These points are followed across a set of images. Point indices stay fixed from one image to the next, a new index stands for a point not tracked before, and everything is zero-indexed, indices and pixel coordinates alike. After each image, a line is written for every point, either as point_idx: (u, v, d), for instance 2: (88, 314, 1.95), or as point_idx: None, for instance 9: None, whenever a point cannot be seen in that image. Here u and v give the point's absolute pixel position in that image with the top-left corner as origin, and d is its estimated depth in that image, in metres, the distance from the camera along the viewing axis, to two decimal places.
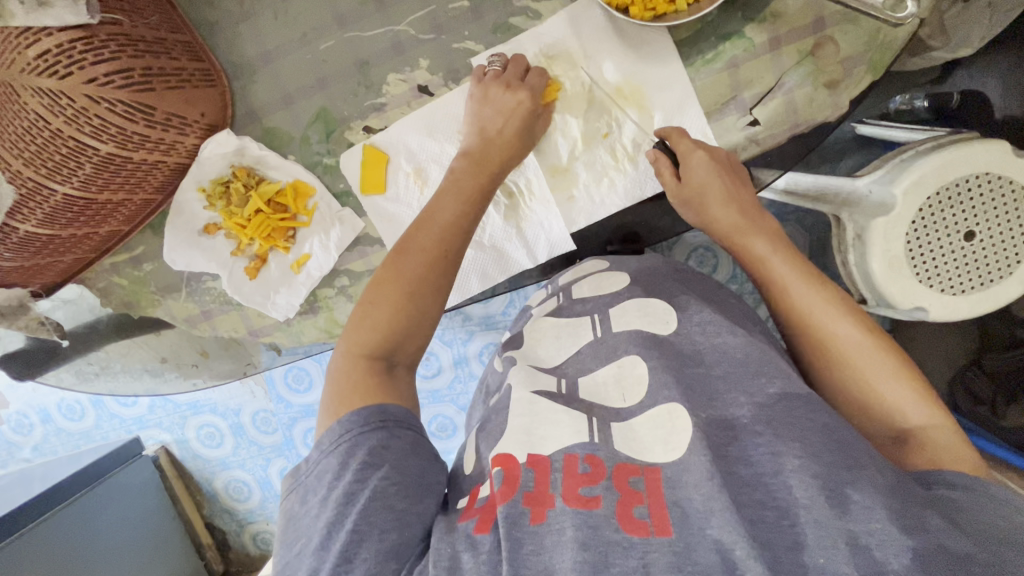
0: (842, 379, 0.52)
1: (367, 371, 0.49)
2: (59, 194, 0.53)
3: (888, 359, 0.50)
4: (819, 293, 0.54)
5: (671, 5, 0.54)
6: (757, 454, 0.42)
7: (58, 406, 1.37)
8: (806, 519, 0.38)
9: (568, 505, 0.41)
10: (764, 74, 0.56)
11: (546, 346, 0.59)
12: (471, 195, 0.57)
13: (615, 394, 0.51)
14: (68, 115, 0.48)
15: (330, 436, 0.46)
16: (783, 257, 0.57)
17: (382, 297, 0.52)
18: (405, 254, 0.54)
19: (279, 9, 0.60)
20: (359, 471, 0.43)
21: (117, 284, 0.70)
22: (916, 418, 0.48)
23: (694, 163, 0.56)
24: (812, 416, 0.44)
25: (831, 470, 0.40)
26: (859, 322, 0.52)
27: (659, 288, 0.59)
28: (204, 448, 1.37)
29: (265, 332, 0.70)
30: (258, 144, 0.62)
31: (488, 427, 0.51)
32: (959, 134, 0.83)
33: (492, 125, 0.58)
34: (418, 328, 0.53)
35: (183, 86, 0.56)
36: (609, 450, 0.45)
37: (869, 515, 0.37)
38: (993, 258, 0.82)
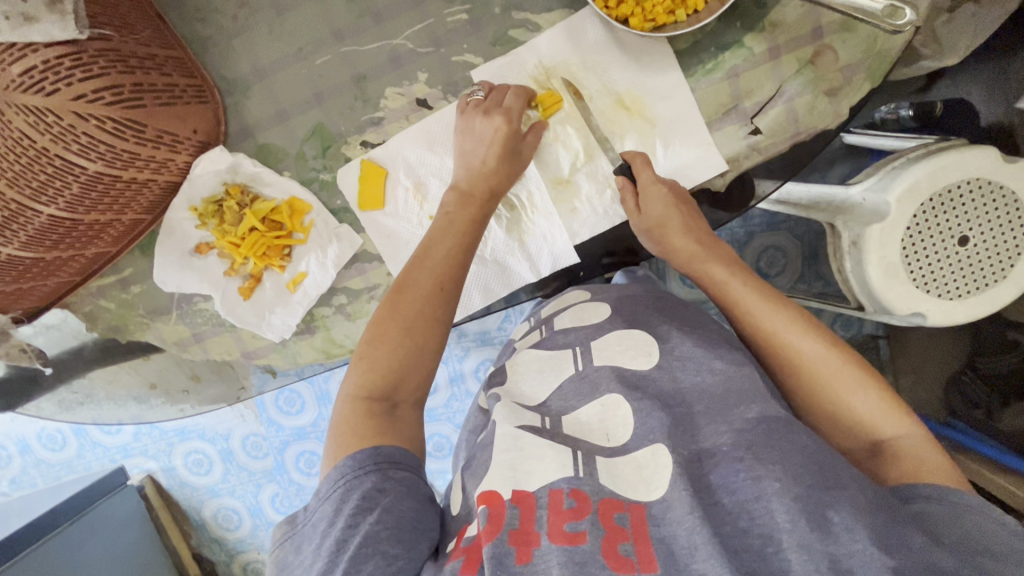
0: (813, 396, 0.52)
1: (366, 413, 0.48)
2: (44, 215, 0.51)
3: (856, 372, 0.50)
4: (781, 311, 0.54)
5: (671, 16, 0.54)
6: (736, 480, 0.41)
7: (38, 436, 1.33)
8: (789, 544, 0.37)
9: (554, 544, 0.39)
10: (763, 83, 0.56)
11: (529, 381, 0.56)
12: (466, 226, 0.57)
13: (599, 434, 0.48)
14: (54, 133, 0.46)
15: (326, 482, 0.45)
16: (741, 280, 0.57)
17: (382, 337, 0.51)
18: (404, 292, 0.53)
19: (273, 24, 0.58)
20: (351, 516, 0.42)
21: (103, 308, 0.67)
22: (887, 428, 0.49)
23: (648, 189, 0.57)
24: (794, 439, 0.42)
25: (811, 492, 0.39)
26: (822, 337, 0.53)
27: (639, 318, 0.57)
28: (191, 476, 1.32)
29: (260, 354, 0.68)
30: (252, 160, 0.61)
31: (474, 464, 0.48)
32: (949, 141, 0.84)
33: (475, 154, 0.58)
34: (417, 363, 0.51)
35: (175, 102, 0.54)
36: (594, 485, 0.43)
37: (851, 535, 0.36)
38: (988, 262, 0.82)
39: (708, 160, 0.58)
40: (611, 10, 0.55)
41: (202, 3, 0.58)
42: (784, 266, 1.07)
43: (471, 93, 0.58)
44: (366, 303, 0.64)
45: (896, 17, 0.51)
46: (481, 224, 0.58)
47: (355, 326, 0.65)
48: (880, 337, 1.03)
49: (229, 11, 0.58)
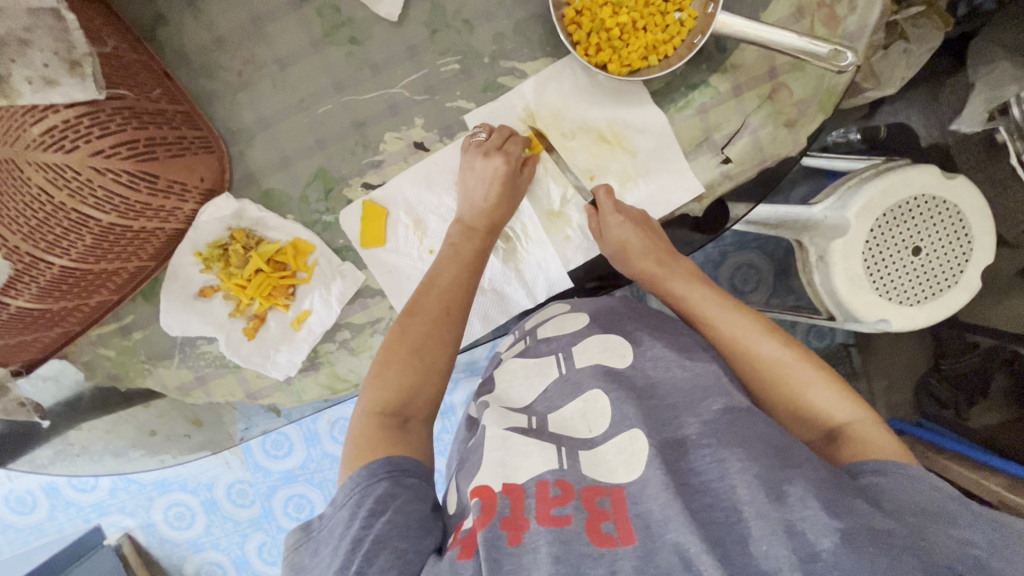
0: (773, 392, 0.56)
1: (379, 428, 0.50)
2: (56, 267, 0.52)
3: (809, 368, 0.55)
4: (738, 316, 0.59)
5: (645, 61, 0.60)
6: (704, 463, 0.45)
7: (6, 499, 1.27)
8: (750, 513, 0.40)
9: (541, 526, 0.41)
10: (730, 117, 0.62)
11: (518, 387, 0.59)
12: (472, 256, 0.61)
13: (582, 427, 0.51)
14: (71, 188, 0.48)
15: (342, 491, 0.46)
16: (702, 290, 0.62)
17: (391, 360, 0.53)
18: (413, 317, 0.56)
19: (276, 77, 0.62)
20: (366, 517, 0.43)
21: (103, 356, 0.68)
22: (841, 415, 0.53)
23: (611, 222, 0.62)
24: (754, 426, 0.46)
25: (768, 469, 0.42)
26: (777, 338, 0.57)
27: (615, 324, 0.60)
28: (172, 531, 1.27)
29: (265, 393, 0.69)
30: (256, 206, 0.63)
31: (465, 466, 0.50)
32: (895, 161, 0.92)
33: (476, 191, 0.62)
34: (426, 385, 0.54)
35: (184, 154, 0.57)
36: (577, 475, 0.46)
37: (803, 504, 0.40)
38: (941, 269, 0.89)
39: (686, 183, 0.63)
40: (591, 58, 0.60)
41: (207, 60, 0.61)
42: (759, 282, 1.13)
43: (473, 134, 0.62)
44: (369, 337, 0.67)
45: (839, 59, 0.57)
46: (484, 254, 0.61)
47: (359, 359, 0.67)
48: (850, 344, 1.12)
49: (234, 67, 0.61)
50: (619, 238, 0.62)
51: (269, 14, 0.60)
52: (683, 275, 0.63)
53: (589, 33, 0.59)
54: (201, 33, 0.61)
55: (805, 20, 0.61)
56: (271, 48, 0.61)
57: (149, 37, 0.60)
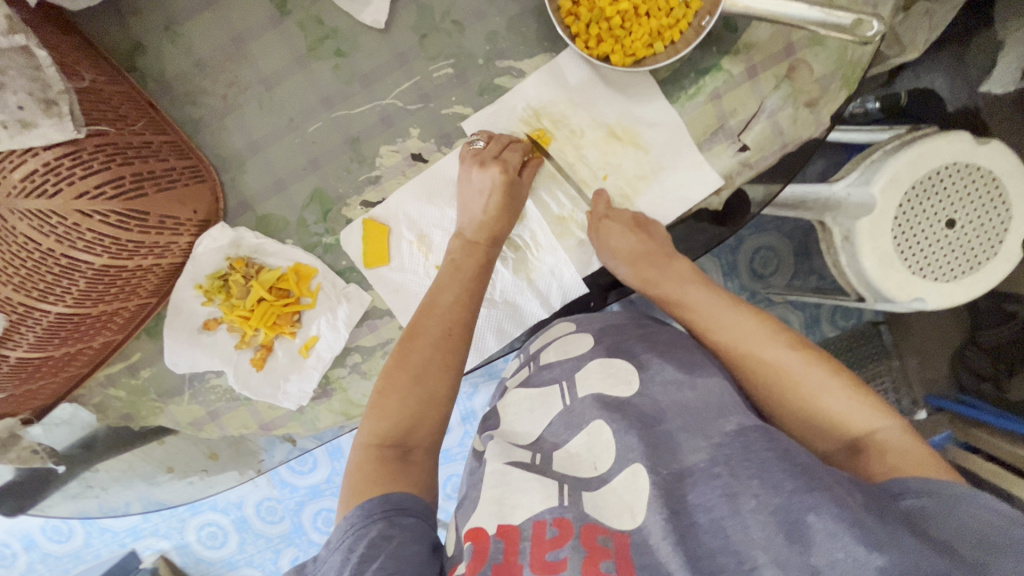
0: (786, 402, 0.52)
1: (377, 461, 0.46)
2: (52, 314, 0.50)
3: (822, 372, 0.51)
4: (741, 321, 0.56)
5: (650, 49, 0.56)
6: (712, 497, 0.41)
7: (43, 529, 1.28)
8: (764, 562, 0.36)
9: (535, 575, 0.39)
10: (746, 102, 0.58)
11: (523, 421, 0.55)
12: (473, 272, 0.57)
13: (586, 465, 0.47)
14: (58, 233, 0.46)
15: (337, 532, 0.43)
16: (705, 296, 0.59)
17: (391, 388, 0.50)
18: (413, 340, 0.53)
19: (262, 98, 0.59)
20: (358, 564, 0.40)
21: (113, 397, 0.66)
22: (861, 425, 0.48)
23: (606, 228, 0.60)
24: (770, 446, 0.42)
25: (792, 498, 0.38)
26: (785, 342, 0.54)
27: (622, 347, 0.57)
28: (206, 551, 1.28)
29: (279, 423, 0.67)
30: (254, 233, 0.61)
31: (465, 503, 0.48)
32: (921, 129, 0.87)
33: (474, 204, 0.58)
34: (431, 412, 0.50)
35: (174, 185, 0.54)
36: (578, 511, 0.42)
37: (834, 543, 0.35)
38: (978, 240, 0.84)
39: (703, 177, 0.59)
40: (592, 50, 0.56)
41: (190, 86, 0.59)
42: (778, 265, 1.08)
43: (471, 143, 0.59)
44: (380, 360, 0.64)
45: (864, 28, 0.52)
46: (485, 270, 0.58)
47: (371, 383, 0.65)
48: (880, 323, 1.03)
49: (218, 90, 0.59)
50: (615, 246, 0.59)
51: (250, 31, 0.57)
52: (682, 278, 0.60)
53: (588, 24, 0.55)
54: (182, 57, 0.58)
55: None
56: (255, 68, 0.58)
57: (129, 67, 0.58)
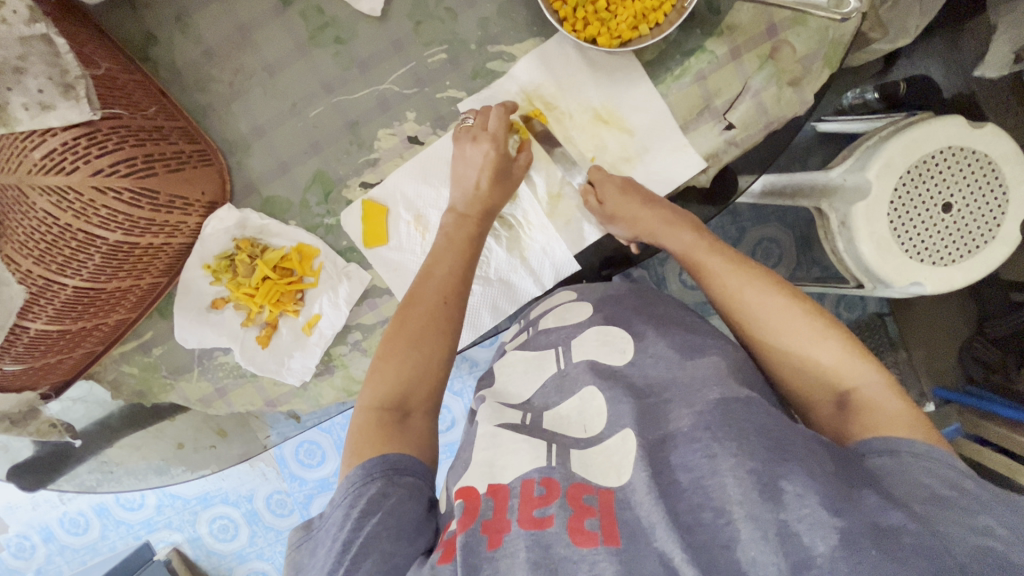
0: (778, 356, 0.54)
1: (378, 423, 0.49)
2: (69, 287, 0.53)
3: (818, 331, 0.52)
4: (743, 279, 0.56)
5: (635, 31, 0.58)
6: (693, 459, 0.41)
7: (60, 522, 1.32)
8: (739, 515, 0.37)
9: (521, 529, 0.40)
10: (730, 82, 0.60)
11: (515, 381, 0.58)
12: (466, 242, 0.60)
13: (577, 426, 0.49)
14: (76, 209, 0.49)
15: (339, 489, 0.45)
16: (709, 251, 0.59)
17: (391, 352, 0.53)
18: (412, 305, 0.55)
19: (267, 85, 0.62)
20: (358, 519, 0.42)
21: (127, 373, 0.69)
22: (848, 382, 0.50)
23: (608, 193, 0.61)
24: (750, 418, 0.43)
25: (766, 466, 0.39)
26: (786, 297, 0.54)
27: (620, 318, 0.59)
28: (218, 543, 1.30)
29: (283, 400, 0.70)
30: (259, 214, 0.64)
31: (456, 464, 0.50)
32: (916, 115, 0.88)
33: (467, 178, 0.61)
34: (428, 375, 0.53)
35: (183, 168, 0.57)
36: (565, 471, 0.44)
37: (801, 502, 0.37)
38: (974, 224, 0.84)
39: (687, 160, 0.62)
40: (580, 33, 0.58)
41: (199, 75, 0.62)
42: (779, 257, 1.09)
43: (462, 121, 0.61)
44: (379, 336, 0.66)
45: (844, 5, 0.53)
46: (477, 243, 0.61)
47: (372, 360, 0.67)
48: (886, 314, 1.03)
49: (226, 78, 0.62)
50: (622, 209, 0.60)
51: (255, 22, 0.61)
52: (688, 238, 0.61)
53: (575, 9, 0.58)
54: (191, 48, 0.61)
55: None
56: (260, 56, 0.61)
57: (143, 57, 0.61)
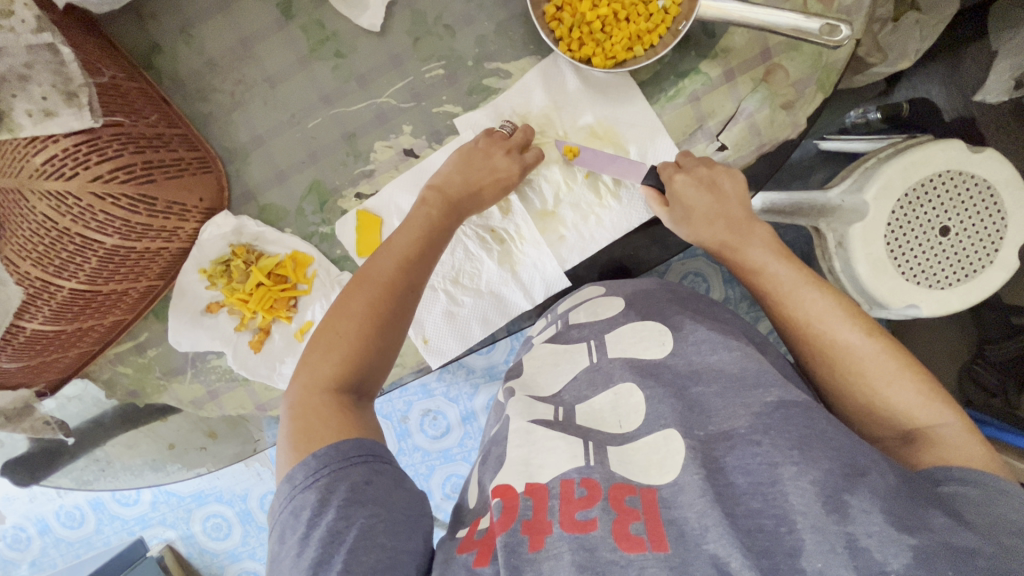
0: (847, 384, 0.52)
1: (333, 406, 0.48)
2: (65, 290, 0.54)
3: (893, 364, 0.51)
4: (818, 300, 0.54)
5: (630, 52, 0.59)
6: (752, 463, 0.43)
7: (56, 515, 1.33)
8: (804, 526, 0.39)
9: (565, 532, 0.41)
10: (723, 103, 0.61)
11: (546, 374, 0.59)
12: (438, 232, 0.58)
13: (612, 420, 0.51)
14: (74, 214, 0.50)
15: (303, 470, 0.45)
16: (779, 264, 0.57)
17: (350, 329, 0.51)
18: (368, 279, 0.53)
19: (267, 95, 0.63)
20: (342, 507, 0.42)
21: (121, 374, 0.70)
22: (921, 418, 0.49)
23: (679, 187, 0.58)
24: (809, 422, 0.45)
25: (831, 476, 0.41)
26: (861, 326, 0.53)
27: (654, 309, 0.60)
28: (211, 542, 1.31)
29: (273, 404, 0.71)
30: (255, 221, 0.65)
31: (488, 459, 0.51)
32: (915, 138, 0.87)
33: (473, 174, 0.60)
34: (380, 364, 0.52)
35: (182, 175, 0.58)
36: (605, 472, 0.45)
37: (869, 518, 0.38)
38: (972, 247, 0.83)
39: None
40: (574, 53, 0.59)
41: (201, 84, 0.63)
42: None
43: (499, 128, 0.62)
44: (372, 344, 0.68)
45: (834, 33, 0.54)
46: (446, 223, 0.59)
47: None
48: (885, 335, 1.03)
49: (227, 88, 0.63)
50: (687, 202, 0.59)
51: (258, 35, 0.62)
52: (767, 247, 0.58)
53: (571, 28, 0.59)
54: (194, 58, 0.63)
55: None
56: (261, 68, 0.62)
57: (146, 65, 0.63)
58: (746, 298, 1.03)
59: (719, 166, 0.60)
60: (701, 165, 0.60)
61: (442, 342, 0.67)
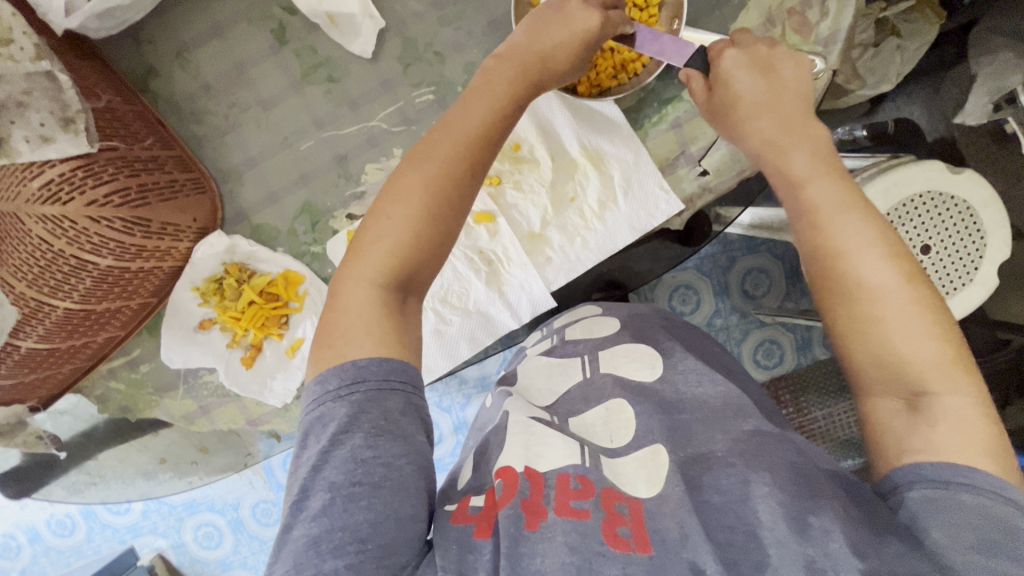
0: (863, 328, 0.47)
1: (381, 306, 0.46)
2: (60, 309, 0.56)
3: (924, 316, 0.45)
4: (860, 230, 0.48)
5: (614, 80, 0.62)
6: (727, 483, 0.45)
7: (48, 523, 1.33)
8: (770, 541, 0.41)
9: (560, 516, 0.42)
10: (705, 130, 0.62)
11: (538, 384, 0.60)
12: (503, 105, 0.52)
13: (603, 434, 0.52)
14: (69, 236, 0.52)
15: (337, 376, 0.43)
16: (824, 178, 0.51)
17: (399, 211, 0.48)
18: (427, 157, 0.49)
19: (261, 118, 0.65)
20: (369, 436, 0.41)
21: (113, 389, 0.71)
22: (936, 383, 0.44)
23: (727, 65, 0.54)
24: (783, 453, 0.47)
25: (795, 500, 0.43)
26: (899, 268, 0.47)
27: (646, 332, 0.62)
28: (202, 551, 1.31)
29: (264, 419, 0.72)
30: (247, 240, 0.66)
31: (488, 447, 0.51)
32: (898, 158, 0.88)
33: (545, 40, 0.54)
34: (437, 249, 0.49)
35: (176, 196, 0.60)
36: (598, 474, 0.46)
37: (828, 536, 0.40)
38: (952, 266, 0.85)
39: (664, 202, 0.62)
40: None
41: (196, 107, 0.64)
42: (770, 286, 1.04)
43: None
44: None
45: (811, 67, 0.58)
46: (517, 96, 0.53)
47: None
48: None
49: (221, 111, 0.64)
50: (735, 90, 0.54)
51: (252, 59, 0.63)
52: (813, 154, 0.52)
53: None
54: (189, 81, 0.64)
55: (776, 29, 0.60)
56: (255, 92, 0.64)
57: (142, 88, 0.64)
58: (735, 313, 1.06)
59: (783, 49, 0.55)
60: (760, 45, 0.55)
61: (431, 360, 0.68)
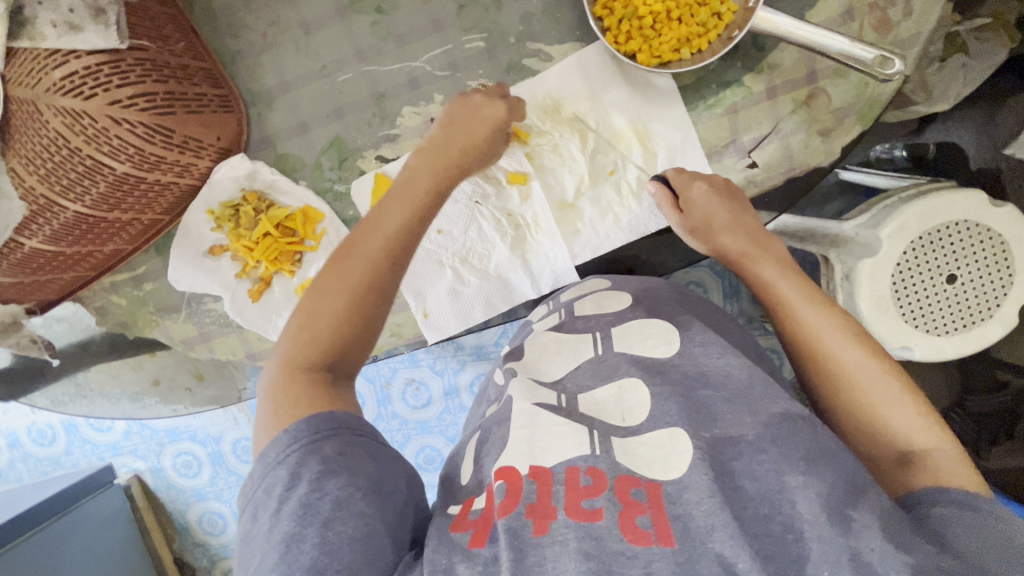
0: (845, 404, 0.52)
1: (310, 385, 0.46)
2: (70, 211, 0.53)
3: (893, 386, 0.51)
4: (825, 318, 0.54)
5: (676, 54, 0.58)
6: (760, 470, 0.44)
7: (28, 431, 1.32)
8: (810, 534, 0.40)
9: (572, 519, 0.41)
10: (761, 120, 0.59)
11: (547, 361, 0.58)
12: (432, 196, 0.54)
13: (615, 414, 0.50)
14: (87, 135, 0.48)
15: (275, 448, 0.44)
16: (790, 281, 0.57)
17: (329, 303, 0.48)
18: (348, 257, 0.50)
19: (300, 41, 0.61)
20: (315, 479, 0.41)
21: (114, 303, 0.70)
22: (920, 440, 0.48)
23: (694, 195, 0.58)
24: (814, 437, 0.45)
25: (835, 490, 0.42)
26: (864, 347, 0.53)
27: (665, 310, 0.59)
28: (179, 478, 1.31)
29: (265, 355, 0.70)
30: (270, 168, 0.64)
31: (490, 439, 0.50)
32: (940, 182, 0.86)
33: (462, 130, 0.56)
34: (364, 341, 0.50)
35: (202, 110, 0.57)
36: (610, 462, 0.45)
37: (869, 532, 0.39)
38: (976, 298, 0.82)
39: None
40: (620, 45, 0.58)
41: (234, 20, 0.61)
42: None
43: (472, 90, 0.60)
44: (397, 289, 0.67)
45: (887, 66, 0.52)
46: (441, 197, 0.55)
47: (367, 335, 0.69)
48: None
49: (259, 28, 0.61)
50: (702, 210, 0.58)
51: None
52: (781, 260, 0.59)
53: (620, 20, 0.57)
54: None
55: (854, 23, 0.57)
56: (298, 13, 0.61)
57: None
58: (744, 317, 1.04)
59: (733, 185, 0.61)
60: (716, 177, 0.60)
61: (442, 319, 0.67)
